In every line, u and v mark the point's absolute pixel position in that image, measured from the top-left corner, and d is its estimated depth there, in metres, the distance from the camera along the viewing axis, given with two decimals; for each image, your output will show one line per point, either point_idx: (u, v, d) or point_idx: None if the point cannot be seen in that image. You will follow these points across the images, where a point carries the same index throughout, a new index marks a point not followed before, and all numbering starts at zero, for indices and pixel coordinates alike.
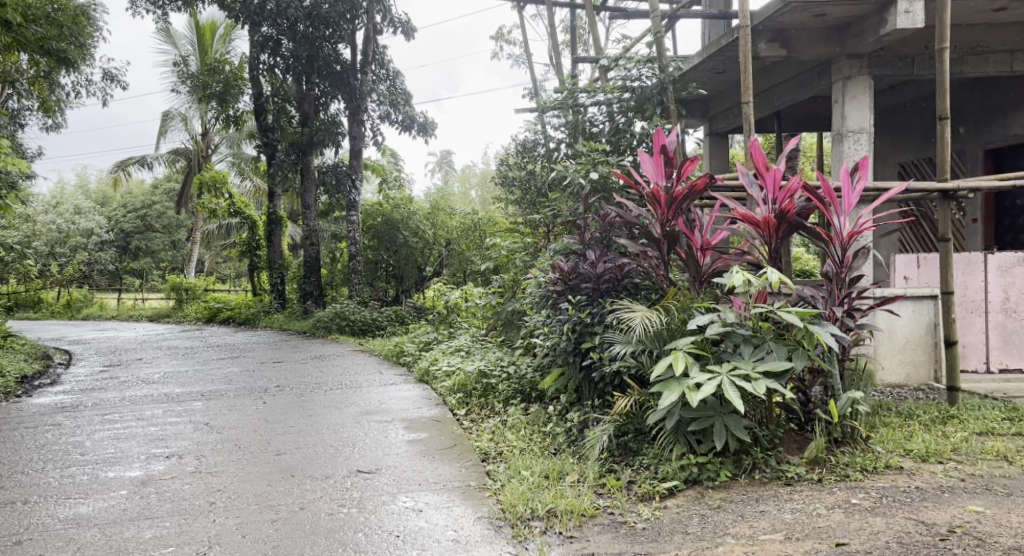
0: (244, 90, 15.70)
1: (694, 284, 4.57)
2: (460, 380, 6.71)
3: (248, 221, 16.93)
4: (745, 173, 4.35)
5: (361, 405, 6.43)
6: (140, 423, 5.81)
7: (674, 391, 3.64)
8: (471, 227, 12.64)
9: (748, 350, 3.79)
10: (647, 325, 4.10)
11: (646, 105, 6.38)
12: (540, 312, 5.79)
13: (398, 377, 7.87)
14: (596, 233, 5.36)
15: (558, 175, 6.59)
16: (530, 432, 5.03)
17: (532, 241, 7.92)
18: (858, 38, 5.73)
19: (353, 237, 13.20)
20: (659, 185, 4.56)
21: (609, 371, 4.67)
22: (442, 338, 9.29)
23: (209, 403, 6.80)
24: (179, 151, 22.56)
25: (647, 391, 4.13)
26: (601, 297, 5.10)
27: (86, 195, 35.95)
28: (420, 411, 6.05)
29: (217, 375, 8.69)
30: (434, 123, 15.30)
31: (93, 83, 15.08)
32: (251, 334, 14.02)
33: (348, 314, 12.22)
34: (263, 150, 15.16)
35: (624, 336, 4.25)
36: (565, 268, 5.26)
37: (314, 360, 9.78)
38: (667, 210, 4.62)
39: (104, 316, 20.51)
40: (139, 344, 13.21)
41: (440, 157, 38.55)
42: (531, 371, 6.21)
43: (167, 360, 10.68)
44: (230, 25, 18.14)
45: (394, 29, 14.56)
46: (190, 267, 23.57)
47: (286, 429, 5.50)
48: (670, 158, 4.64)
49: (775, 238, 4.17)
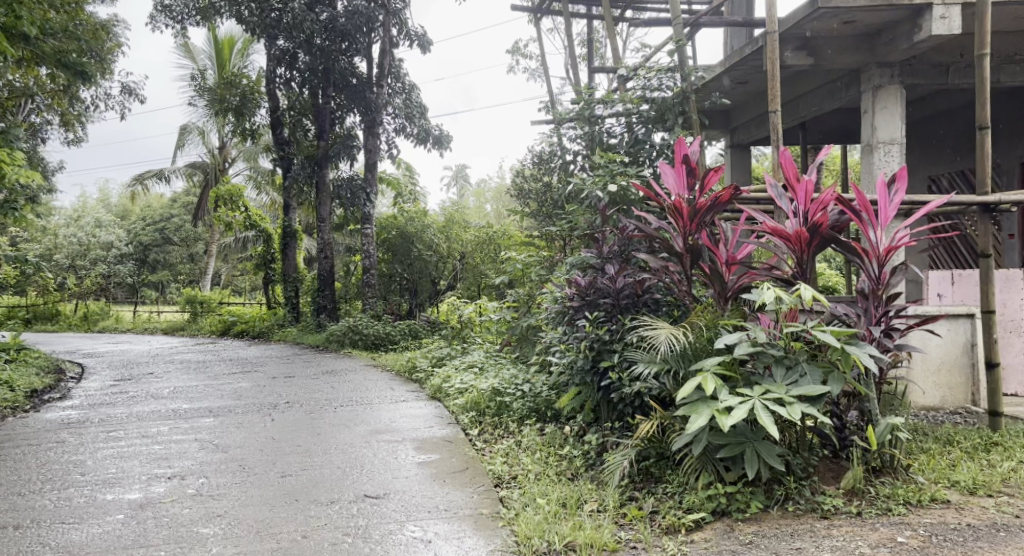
0: (261, 104, 15.69)
1: (720, 301, 4.32)
2: (473, 397, 6.51)
3: (264, 234, 16.92)
4: (774, 184, 4.15)
5: (371, 423, 6.23)
6: (144, 441, 5.64)
7: (702, 416, 3.42)
8: (486, 240, 12.48)
9: (781, 372, 3.56)
10: (672, 344, 3.88)
11: (667, 115, 6.20)
12: (556, 328, 5.59)
13: (410, 394, 7.67)
14: (614, 247, 5.15)
15: (575, 188, 6.40)
16: (546, 455, 4.82)
17: (548, 255, 7.72)
18: (890, 46, 5.52)
19: (367, 251, 13.06)
20: (682, 196, 4.36)
21: (628, 391, 4.47)
22: (456, 353, 9.09)
23: (216, 420, 6.63)
24: (197, 165, 22.65)
25: (671, 414, 3.91)
26: (620, 313, 4.90)
27: (105, 209, 36.28)
28: (431, 430, 5.85)
29: (227, 391, 8.53)
30: (449, 136, 15.20)
31: (112, 96, 15.11)
32: (265, 348, 13.89)
33: (361, 328, 12.06)
34: (278, 163, 15.12)
35: (647, 355, 4.03)
36: (582, 283, 5.06)
37: (326, 375, 9.61)
38: (690, 221, 4.40)
39: (119, 328, 20.51)
40: (152, 358, 13.12)
41: (457, 172, 38.46)
42: (546, 390, 6.00)
43: (178, 374, 10.56)
44: (247, 39, 18.21)
45: (410, 42, 14.50)
46: (206, 280, 23.57)
47: (293, 449, 5.31)
48: (692, 168, 4.45)
49: (806, 252, 3.96)
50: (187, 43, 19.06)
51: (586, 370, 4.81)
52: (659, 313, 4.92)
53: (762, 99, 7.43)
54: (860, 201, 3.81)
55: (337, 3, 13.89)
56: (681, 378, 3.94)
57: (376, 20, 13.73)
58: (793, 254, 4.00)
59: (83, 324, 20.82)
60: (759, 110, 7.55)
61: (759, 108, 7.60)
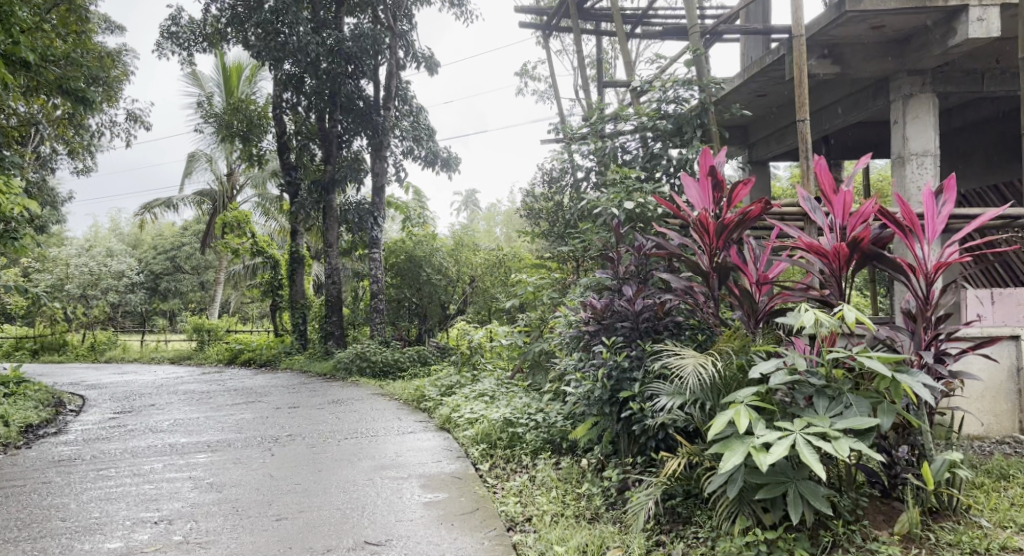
0: (268, 130, 15.56)
1: (750, 324, 4.01)
2: (483, 429, 6.15)
3: (271, 260, 16.69)
4: (807, 198, 3.87)
5: (375, 457, 5.89)
6: (135, 481, 5.32)
7: (738, 454, 3.07)
8: (496, 263, 12.20)
9: (823, 404, 3.21)
10: (701, 373, 3.53)
11: (684, 128, 5.89)
12: (571, 354, 5.26)
13: (418, 424, 7.32)
14: (632, 266, 4.82)
15: (589, 205, 6.09)
16: (562, 493, 4.48)
17: (561, 277, 7.39)
18: (921, 52, 5.21)
19: (375, 276, 12.77)
20: (707, 210, 4.08)
21: (651, 424, 4.14)
22: (465, 381, 8.72)
23: (214, 455, 6.29)
24: (205, 192, 22.59)
25: (701, 449, 3.55)
26: (640, 338, 4.59)
27: (119, 238, 36.40)
28: (439, 465, 5.51)
29: (228, 423, 8.21)
30: (457, 158, 14.99)
31: (118, 123, 14.99)
32: (271, 376, 13.58)
33: (369, 355, 11.74)
34: (286, 189, 14.90)
35: (671, 386, 3.70)
36: (598, 306, 4.74)
37: (332, 405, 9.27)
38: (716, 238, 4.11)
39: (127, 357, 20.25)
40: (156, 388, 12.83)
41: (466, 196, 38.13)
42: (561, 420, 5.67)
43: (181, 405, 10.24)
44: (255, 66, 18.15)
45: (417, 64, 14.35)
46: (214, 308, 23.34)
47: (291, 488, 4.97)
48: (719, 181, 4.17)
49: (844, 270, 3.65)
50: (195, 70, 19.02)
51: (604, 401, 4.49)
52: (682, 337, 4.59)
53: (783, 112, 7.13)
54: (904, 213, 3.49)
55: (343, 26, 13.77)
56: (709, 410, 3.59)
57: (383, 43, 13.57)
58: (829, 272, 3.68)
59: (90, 354, 20.59)
60: (779, 124, 7.25)
61: (780, 121, 7.29)
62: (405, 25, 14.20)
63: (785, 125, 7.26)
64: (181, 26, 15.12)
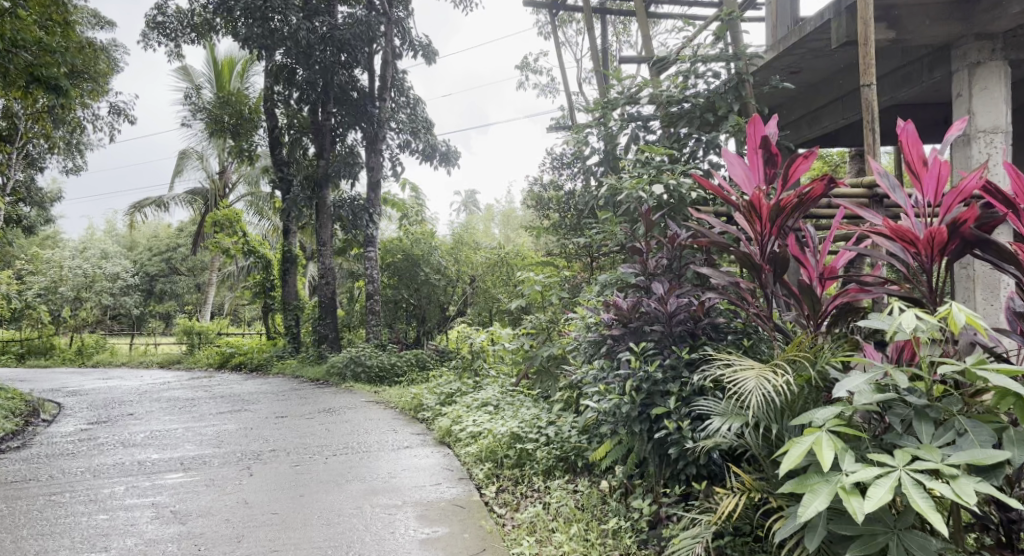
0: (260, 124, 14.85)
1: (812, 325, 3.33)
2: (488, 445, 5.47)
3: (263, 260, 15.99)
4: (884, 173, 3.20)
5: (367, 478, 5.20)
6: (89, 510, 4.61)
7: (822, 496, 2.40)
8: (498, 263, 11.44)
9: (929, 431, 2.50)
10: (768, 392, 2.80)
11: (717, 101, 5.19)
12: (589, 361, 4.62)
13: (415, 438, 6.62)
14: (663, 260, 4.15)
15: (609, 191, 5.40)
16: (584, 529, 3.86)
17: (572, 275, 6.69)
18: (995, 12, 4.61)
19: (370, 276, 12.03)
20: (761, 191, 3.34)
21: (692, 448, 3.52)
22: (467, 389, 8.01)
23: (185, 476, 5.60)
24: (196, 192, 21.91)
25: (764, 484, 2.86)
26: (674, 345, 3.94)
27: (113, 238, 35.69)
28: (439, 488, 4.85)
29: (209, 436, 7.50)
30: (457, 152, 14.34)
31: (101, 117, 14.26)
32: (262, 382, 12.87)
33: (363, 359, 11.04)
34: (278, 185, 14.15)
35: (723, 404, 3.02)
36: (623, 306, 4.11)
37: (323, 414, 8.57)
38: (769, 225, 3.40)
39: (114, 361, 19.50)
40: (138, 395, 12.06)
41: (466, 196, 37.05)
42: (576, 434, 5.06)
43: (162, 415, 9.52)
44: (248, 59, 17.48)
45: (414, 53, 13.65)
46: (206, 310, 22.61)
47: (268, 519, 4.30)
48: (773, 155, 3.42)
49: (938, 261, 2.95)
50: (185, 64, 18.31)
51: (633, 418, 3.83)
52: (724, 342, 3.92)
53: (819, 91, 6.49)
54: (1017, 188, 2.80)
55: (336, 14, 13.02)
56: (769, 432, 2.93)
57: (378, 31, 12.84)
58: (917, 263, 3.00)
59: (78, 358, 19.83)
60: (815, 105, 6.63)
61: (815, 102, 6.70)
62: (400, 12, 13.46)
63: (820, 106, 6.64)
64: (169, 16, 14.38)
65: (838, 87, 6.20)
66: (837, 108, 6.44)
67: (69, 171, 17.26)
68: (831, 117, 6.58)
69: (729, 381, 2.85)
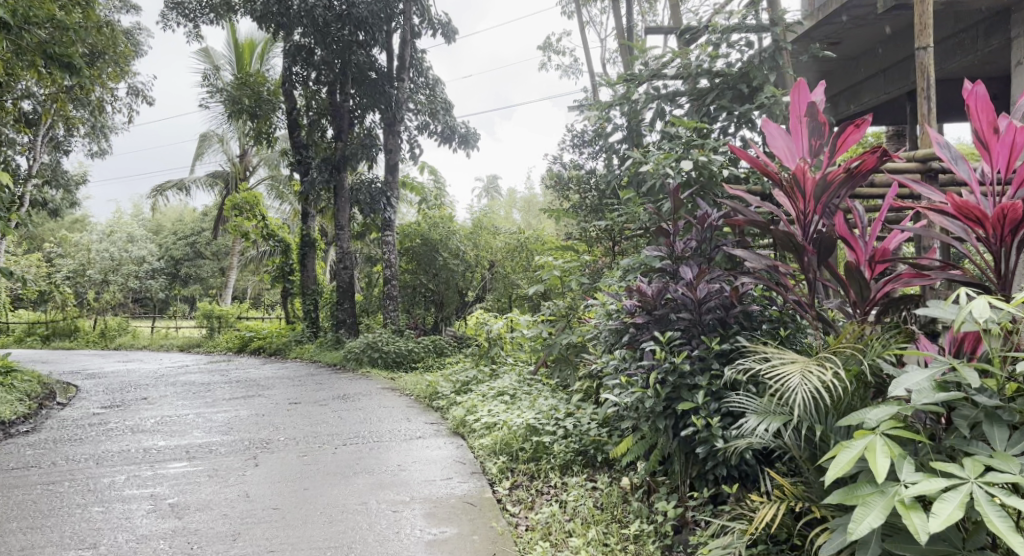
0: (279, 106, 14.63)
1: (858, 313, 3.04)
2: (503, 437, 5.20)
3: (282, 244, 15.82)
4: (946, 143, 2.82)
5: (376, 471, 4.95)
6: (85, 501, 4.40)
7: (876, 511, 2.07)
8: (518, 248, 11.08)
9: (1002, 437, 2.17)
10: (815, 389, 2.48)
11: (749, 72, 4.82)
12: (608, 351, 4.33)
13: (428, 427, 6.36)
14: (692, 242, 3.84)
15: (633, 169, 5.08)
16: (602, 532, 3.60)
17: (594, 260, 6.36)
18: None
19: (387, 260, 11.77)
20: (805, 162, 3.05)
21: (722, 448, 3.22)
22: (484, 377, 7.74)
23: (189, 465, 5.40)
24: (217, 174, 21.82)
25: (808, 491, 2.54)
26: (703, 335, 3.65)
27: (138, 220, 35.83)
28: (450, 482, 4.59)
29: (219, 422, 7.31)
30: (476, 134, 13.97)
31: (120, 99, 14.12)
32: (279, 367, 12.71)
33: (380, 345, 10.82)
34: (296, 168, 13.95)
35: (760, 402, 2.69)
36: (647, 292, 3.78)
37: (337, 401, 8.36)
38: (814, 202, 3.10)
39: (136, 344, 19.51)
40: (155, 379, 11.94)
41: (488, 183, 36.49)
42: (595, 427, 4.80)
43: (176, 400, 9.36)
44: (267, 41, 17.26)
45: (434, 32, 13.32)
46: (226, 294, 22.55)
47: (267, 515, 4.07)
48: (820, 124, 3.10)
49: (1008, 243, 2.61)
50: (205, 46, 18.12)
51: (658, 413, 3.56)
52: (758, 332, 3.61)
53: (861, 64, 6.14)
54: None
55: None
56: (811, 434, 2.61)
57: (396, 9, 12.53)
58: (982, 246, 2.66)
59: (101, 340, 19.87)
60: (855, 79, 6.29)
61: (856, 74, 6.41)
62: None
63: (862, 80, 6.30)
64: None
65: (880, 60, 5.86)
66: (879, 82, 6.11)
67: (92, 154, 17.21)
68: (872, 92, 6.26)
69: (770, 378, 2.53)
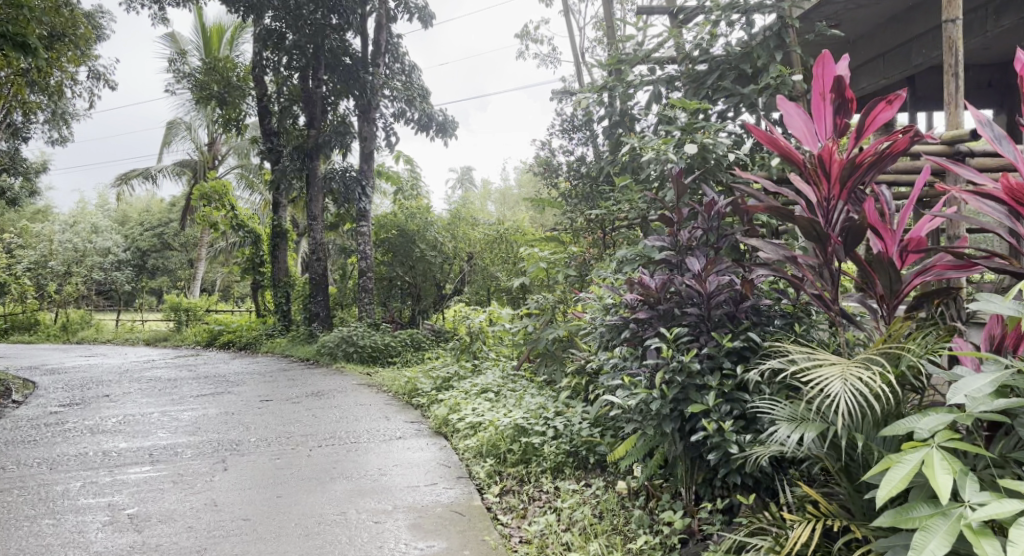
0: (249, 92, 14.13)
1: (887, 309, 2.83)
2: (489, 437, 4.90)
3: (252, 235, 15.32)
4: (989, 123, 2.59)
5: (354, 476, 4.64)
6: (34, 514, 4.03)
7: (939, 537, 1.84)
8: (497, 239, 10.72)
9: None
10: (858, 398, 2.24)
11: (752, 51, 4.55)
12: (603, 347, 4.07)
13: (409, 427, 6.04)
14: (697, 232, 3.58)
15: (630, 154, 4.79)
16: (605, 545, 3.34)
17: (581, 251, 6.07)
18: None
19: (363, 252, 11.38)
20: (832, 144, 2.79)
21: (738, 456, 2.98)
22: (465, 373, 7.43)
23: (152, 470, 5.02)
24: (185, 163, 21.20)
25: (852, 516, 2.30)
26: (712, 331, 3.40)
27: (102, 210, 34.81)
28: (435, 489, 4.29)
29: (186, 422, 6.91)
30: (453, 122, 13.61)
31: (81, 83, 13.52)
32: (249, 362, 12.28)
33: (356, 339, 10.46)
34: (267, 156, 13.48)
35: (792, 409, 2.44)
36: (650, 285, 3.50)
37: (311, 398, 8.00)
38: (840, 186, 2.85)
39: (100, 338, 18.87)
40: (119, 375, 11.44)
41: (462, 174, 35.92)
42: (587, 428, 4.54)
43: (140, 397, 8.91)
44: (237, 26, 16.68)
45: (410, 16, 12.91)
46: (195, 286, 21.90)
47: (236, 527, 3.75)
48: (846, 101, 2.86)
49: None
50: (172, 30, 17.49)
51: (664, 417, 3.29)
52: (771, 327, 3.37)
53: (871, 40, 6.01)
54: None
55: None
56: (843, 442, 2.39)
57: None
58: None
59: (63, 335, 19.17)
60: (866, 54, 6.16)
61: (864, 53, 6.24)
62: None
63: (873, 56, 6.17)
64: None
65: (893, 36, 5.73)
66: (889, 60, 5.94)
67: (54, 142, 16.51)
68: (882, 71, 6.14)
69: (807, 384, 2.27)
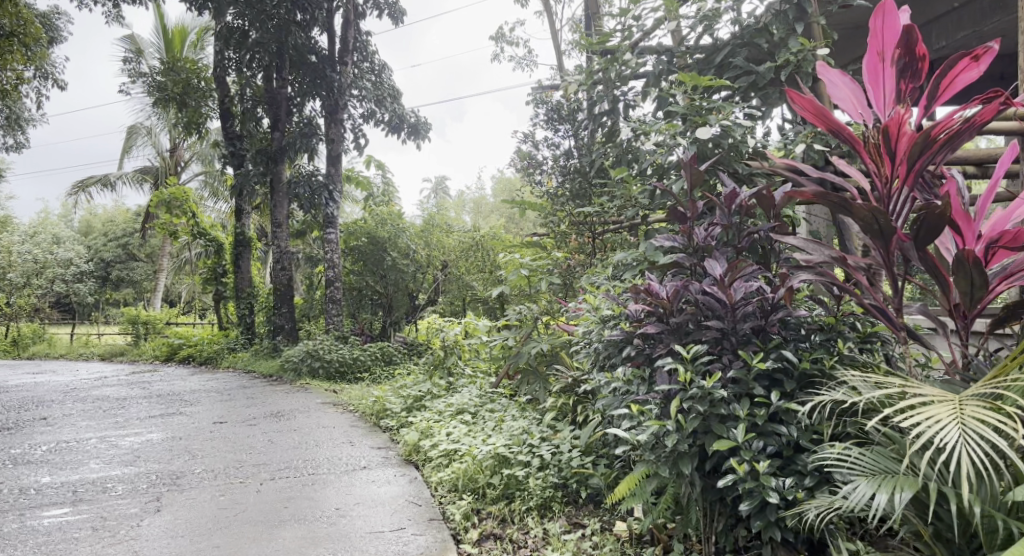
0: (210, 93, 13.34)
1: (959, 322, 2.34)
2: (465, 469, 4.21)
3: (214, 243, 14.47)
4: None
5: (307, 518, 3.97)
6: None
7: None
8: (472, 246, 10.01)
9: None
10: (973, 447, 2.11)
11: (765, 26, 4.01)
12: (598, 366, 3.47)
13: (376, 454, 5.36)
14: (716, 231, 3.01)
15: (625, 146, 4.24)
16: None
17: (567, 257, 5.43)
18: None
19: (329, 260, 10.70)
20: (900, 112, 2.34)
21: (787, 511, 2.44)
22: (439, 391, 6.76)
23: (71, 512, 4.32)
24: (147, 170, 20.26)
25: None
26: (736, 350, 2.81)
27: (67, 223, 33.56)
28: (399, 536, 3.65)
29: (124, 451, 6.15)
30: (426, 124, 12.98)
31: (29, 84, 12.64)
32: (208, 378, 11.47)
33: (322, 353, 9.73)
34: (228, 161, 12.68)
35: (878, 461, 2.32)
36: (661, 294, 2.92)
37: (270, 419, 7.27)
38: (905, 169, 2.40)
39: (52, 354, 17.81)
40: (63, 394, 10.55)
41: (436, 183, 34.92)
42: (577, 457, 3.95)
43: (81, 421, 8.09)
44: (202, 27, 15.83)
45: (379, 12, 12.28)
46: (155, 298, 20.84)
47: None
48: (914, 61, 2.39)
49: None
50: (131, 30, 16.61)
51: (682, 455, 2.68)
52: (806, 343, 2.81)
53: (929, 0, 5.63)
54: None
55: None
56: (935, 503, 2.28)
57: None
58: None
59: (12, 350, 18.06)
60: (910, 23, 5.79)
61: None
62: None
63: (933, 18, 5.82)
64: None
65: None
66: (963, 17, 5.59)
67: (10, 149, 15.50)
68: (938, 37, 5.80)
69: (915, 432, 2.13)
